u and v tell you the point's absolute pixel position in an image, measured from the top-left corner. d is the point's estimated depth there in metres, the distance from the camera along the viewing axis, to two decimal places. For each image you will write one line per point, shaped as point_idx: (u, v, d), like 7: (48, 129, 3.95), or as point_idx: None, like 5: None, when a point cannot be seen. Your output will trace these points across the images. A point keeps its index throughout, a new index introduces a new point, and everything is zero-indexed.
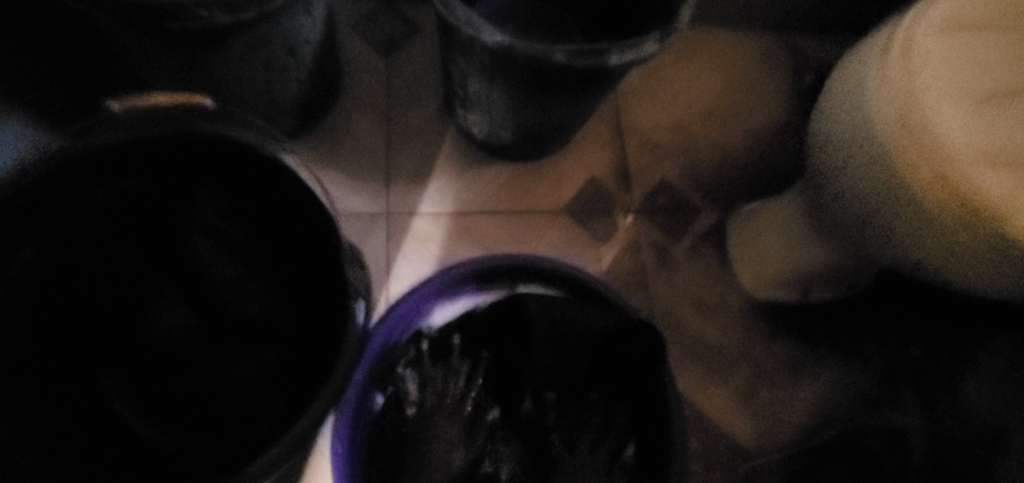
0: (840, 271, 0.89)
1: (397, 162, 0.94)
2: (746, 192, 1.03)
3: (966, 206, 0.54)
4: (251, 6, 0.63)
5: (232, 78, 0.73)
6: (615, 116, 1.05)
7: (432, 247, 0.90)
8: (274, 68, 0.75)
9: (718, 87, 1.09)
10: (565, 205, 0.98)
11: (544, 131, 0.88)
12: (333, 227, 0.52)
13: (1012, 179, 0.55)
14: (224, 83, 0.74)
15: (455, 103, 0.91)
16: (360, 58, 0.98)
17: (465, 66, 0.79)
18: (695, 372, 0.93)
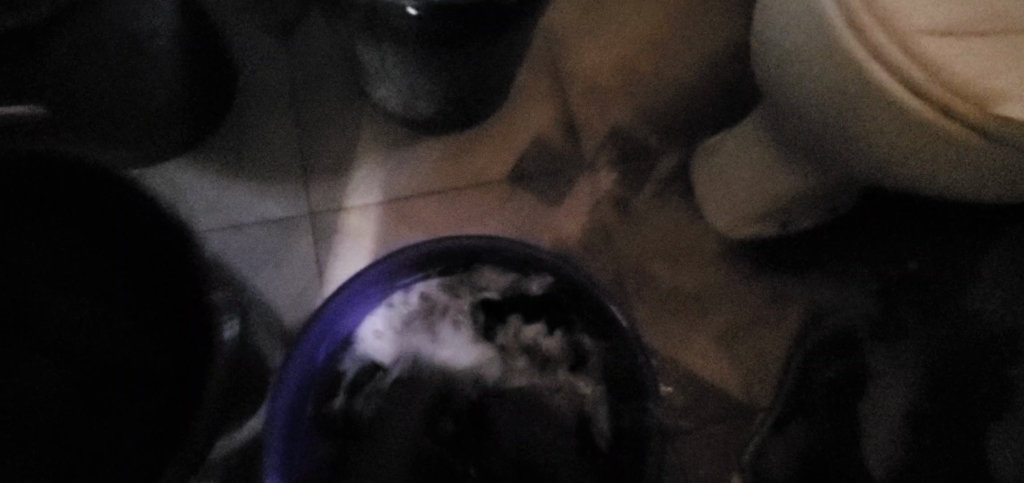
0: (819, 194, 0.80)
1: (313, 154, 0.84)
2: (708, 124, 0.93)
3: (942, 93, 0.45)
4: None
5: (79, 88, 0.63)
6: (551, 64, 0.94)
7: (366, 242, 0.81)
8: (124, 71, 0.64)
9: (663, 13, 0.98)
10: (508, 171, 0.88)
11: (466, 92, 0.77)
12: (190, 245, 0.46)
13: (986, 54, 0.47)
14: (73, 97, 0.63)
15: (363, 79, 0.80)
16: (254, 45, 0.86)
17: (352, 32, 0.68)
18: (675, 328, 0.85)
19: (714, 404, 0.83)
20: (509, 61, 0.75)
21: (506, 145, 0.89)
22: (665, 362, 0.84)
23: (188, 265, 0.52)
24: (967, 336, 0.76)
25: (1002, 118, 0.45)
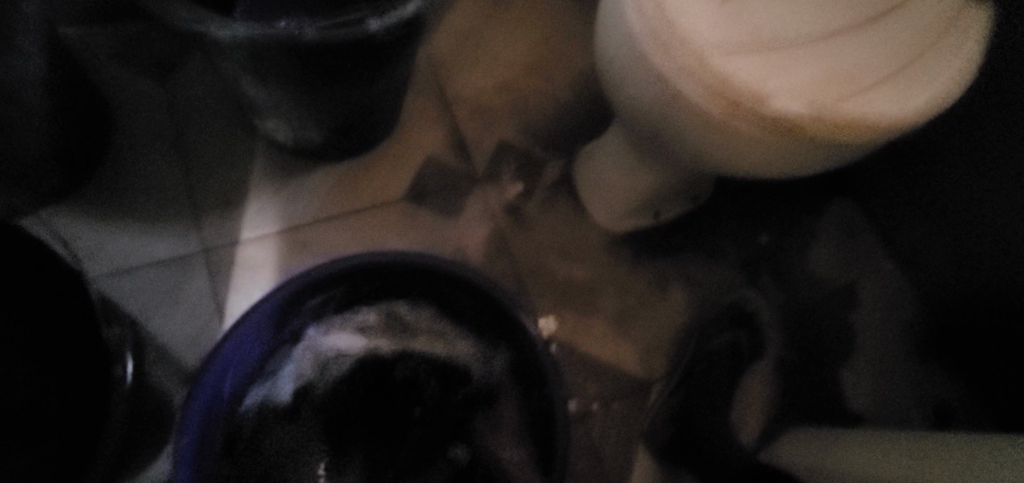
0: (677, 187, 0.93)
1: (204, 192, 0.83)
2: (584, 133, 1.03)
3: (723, 97, 0.57)
4: None
5: None
6: (436, 90, 1.01)
7: (266, 272, 0.82)
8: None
9: (535, 37, 1.08)
10: (407, 191, 0.93)
11: (354, 119, 0.81)
12: None
13: (758, 63, 0.57)
14: None
15: (249, 114, 0.82)
16: (130, 89, 0.86)
17: (231, 71, 0.71)
18: (575, 319, 0.93)
19: (618, 383, 0.92)
20: (392, 88, 0.81)
21: (402, 166, 0.94)
22: (568, 351, 0.92)
23: None
24: (812, 290, 1.03)
25: (781, 114, 0.56)
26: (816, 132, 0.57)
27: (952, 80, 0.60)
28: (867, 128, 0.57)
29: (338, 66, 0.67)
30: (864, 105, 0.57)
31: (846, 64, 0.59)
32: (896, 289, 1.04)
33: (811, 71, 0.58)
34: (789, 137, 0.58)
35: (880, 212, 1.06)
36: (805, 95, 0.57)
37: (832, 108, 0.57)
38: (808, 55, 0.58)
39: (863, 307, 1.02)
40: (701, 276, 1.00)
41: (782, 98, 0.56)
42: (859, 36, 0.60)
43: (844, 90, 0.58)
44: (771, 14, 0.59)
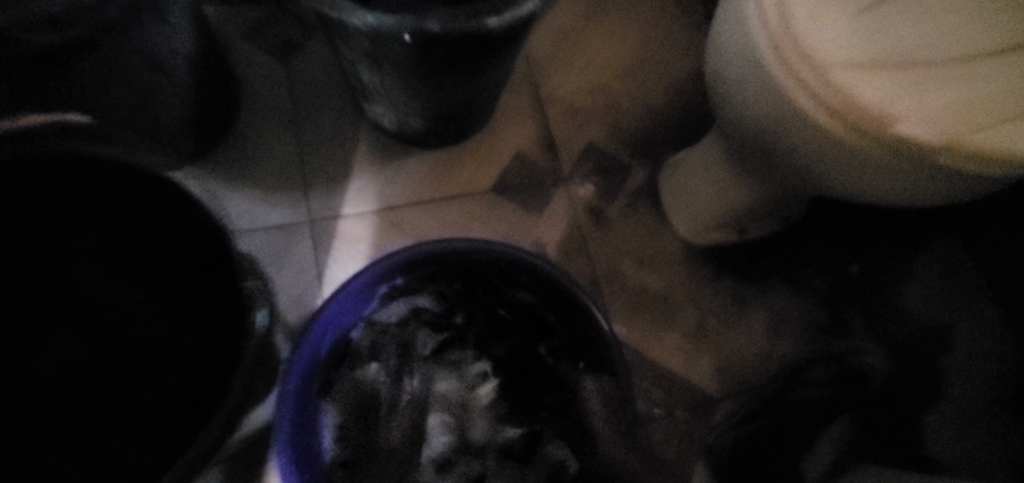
0: (769, 206, 0.90)
1: (315, 168, 0.90)
2: (672, 142, 1.02)
3: (844, 116, 0.53)
4: (77, 22, 0.55)
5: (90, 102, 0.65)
6: (530, 87, 1.03)
7: (363, 247, 0.88)
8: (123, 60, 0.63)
9: (630, 43, 1.08)
10: (493, 183, 0.96)
11: (454, 110, 0.84)
12: (228, 244, 0.51)
13: (886, 85, 0.54)
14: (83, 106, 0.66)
15: (359, 98, 0.87)
16: (256, 66, 0.93)
17: (352, 56, 0.75)
18: (647, 325, 0.93)
19: (687, 395, 0.91)
20: (494, 83, 0.83)
21: (494, 160, 0.97)
22: (635, 358, 0.91)
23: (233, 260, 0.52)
24: (908, 329, 0.97)
25: (915, 139, 0.52)
26: (950, 162, 0.53)
27: None
28: (1009, 162, 0.53)
29: (453, 57, 0.70)
30: (1009, 136, 0.53)
31: (988, 91, 0.55)
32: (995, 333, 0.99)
33: (947, 98, 0.54)
34: (919, 165, 0.54)
35: (987, 254, 1.01)
36: (939, 122, 0.52)
37: (971, 136, 0.52)
38: (944, 80, 0.55)
39: (959, 352, 0.97)
40: (779, 304, 0.97)
41: (915, 122, 0.52)
42: (1001, 63, 0.56)
43: (986, 118, 0.53)
44: (902, 36, 0.56)
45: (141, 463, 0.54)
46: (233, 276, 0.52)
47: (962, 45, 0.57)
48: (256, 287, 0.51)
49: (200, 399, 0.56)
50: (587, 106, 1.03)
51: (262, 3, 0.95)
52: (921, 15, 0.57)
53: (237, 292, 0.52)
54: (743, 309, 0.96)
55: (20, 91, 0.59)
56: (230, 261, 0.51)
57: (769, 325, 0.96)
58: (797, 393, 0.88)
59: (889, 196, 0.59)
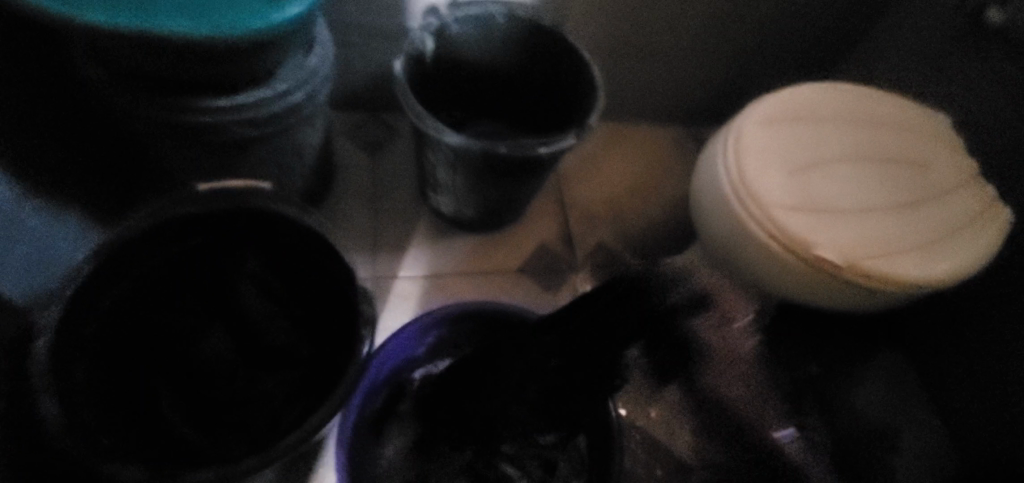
0: None
1: (382, 238, 1.14)
2: (667, 250, 1.27)
3: (779, 239, 0.77)
4: (270, 123, 0.82)
5: (247, 173, 0.89)
6: (557, 194, 1.29)
7: (412, 304, 1.08)
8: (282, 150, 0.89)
9: (639, 170, 1.36)
10: (519, 266, 1.18)
11: (500, 206, 1.10)
12: (350, 279, 0.71)
13: (811, 222, 0.78)
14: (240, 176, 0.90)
15: (427, 189, 1.13)
16: (348, 155, 1.20)
17: (435, 160, 1.01)
18: (637, 397, 1.11)
19: None
20: (533, 189, 1.08)
21: (522, 247, 1.21)
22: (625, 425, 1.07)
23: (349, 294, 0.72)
24: (856, 427, 1.15)
25: (828, 260, 0.75)
26: (855, 279, 0.75)
27: (972, 257, 0.79)
28: (894, 284, 0.76)
29: (511, 168, 0.96)
30: (894, 265, 0.76)
31: (880, 234, 0.79)
32: (934, 440, 1.15)
33: (851, 236, 0.78)
34: (834, 279, 0.76)
35: (927, 371, 1.20)
36: (845, 251, 0.76)
37: (867, 262, 0.75)
38: (851, 223, 0.79)
39: (901, 452, 1.13)
40: None
41: (823, 248, 0.76)
42: (889, 217, 0.81)
43: (878, 252, 0.77)
44: (823, 191, 0.81)
45: (244, 437, 0.69)
46: (349, 303, 0.71)
47: (865, 202, 0.82)
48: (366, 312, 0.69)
49: (292, 398, 0.72)
50: (601, 215, 1.29)
51: (361, 110, 1.25)
52: (837, 179, 0.83)
53: (348, 315, 0.71)
54: None
55: (209, 158, 0.84)
56: (348, 291, 0.71)
57: None
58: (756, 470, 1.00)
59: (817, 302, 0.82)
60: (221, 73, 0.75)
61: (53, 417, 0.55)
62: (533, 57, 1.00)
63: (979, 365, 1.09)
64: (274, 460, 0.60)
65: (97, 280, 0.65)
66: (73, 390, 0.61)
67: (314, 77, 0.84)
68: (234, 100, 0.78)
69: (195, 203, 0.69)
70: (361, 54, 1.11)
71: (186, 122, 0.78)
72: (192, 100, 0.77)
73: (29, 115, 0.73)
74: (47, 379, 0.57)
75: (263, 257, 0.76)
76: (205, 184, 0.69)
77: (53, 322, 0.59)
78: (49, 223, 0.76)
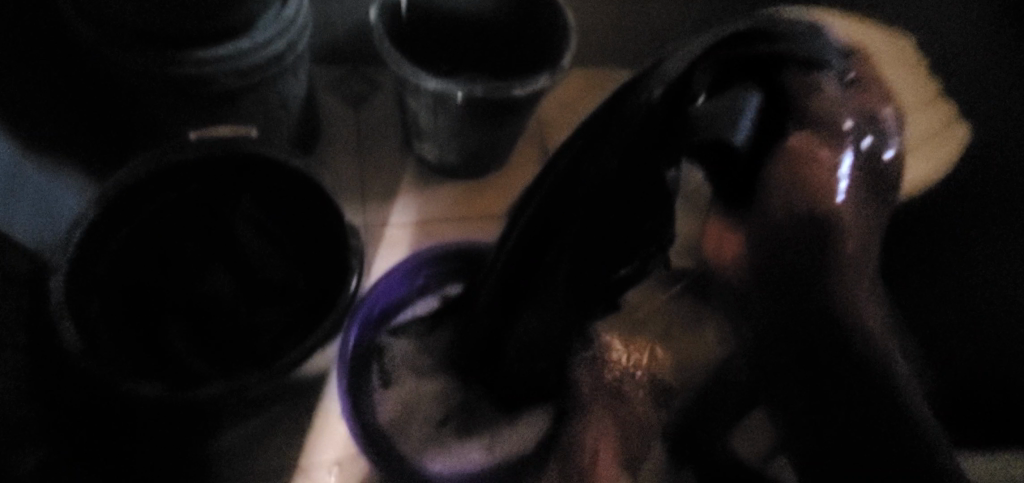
0: None
1: (370, 187, 1.18)
2: None
3: None
4: (256, 74, 0.85)
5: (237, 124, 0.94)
6: (540, 139, 1.32)
7: (404, 249, 1.14)
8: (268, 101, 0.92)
9: None
10: (504, 210, 1.22)
11: (481, 151, 1.14)
12: (337, 215, 0.76)
13: None
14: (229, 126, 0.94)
15: (412, 137, 1.16)
16: (334, 110, 1.23)
17: (416, 106, 1.04)
18: (622, 330, 1.15)
19: None
20: (513, 132, 1.12)
21: (508, 191, 1.25)
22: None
23: (337, 229, 0.77)
24: None
25: None
26: None
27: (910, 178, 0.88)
28: None
29: (491, 112, 0.99)
30: None
31: None
32: None
33: None
34: None
35: None
36: None
37: None
38: None
39: None
40: None
41: None
42: None
43: None
44: None
45: (250, 363, 0.76)
46: (339, 237, 0.77)
47: None
48: (355, 244, 0.75)
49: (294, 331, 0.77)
50: None
51: (344, 65, 1.27)
52: None
53: (339, 249, 0.77)
54: (701, 321, 1.19)
55: (199, 110, 0.88)
56: (337, 227, 0.76)
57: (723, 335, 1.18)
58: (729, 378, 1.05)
59: None
60: (202, 22, 0.78)
61: (75, 341, 0.61)
62: (507, 1, 1.01)
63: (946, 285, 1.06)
64: (279, 375, 0.67)
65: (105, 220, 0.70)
66: (90, 322, 0.67)
67: (293, 26, 0.87)
68: (219, 51, 0.81)
69: (190, 151, 0.73)
70: (339, 6, 1.13)
71: (176, 75, 0.81)
72: (177, 52, 0.80)
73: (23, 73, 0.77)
74: (66, 309, 0.63)
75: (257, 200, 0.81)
76: (196, 133, 0.73)
77: (65, 263, 0.65)
78: (51, 180, 0.80)
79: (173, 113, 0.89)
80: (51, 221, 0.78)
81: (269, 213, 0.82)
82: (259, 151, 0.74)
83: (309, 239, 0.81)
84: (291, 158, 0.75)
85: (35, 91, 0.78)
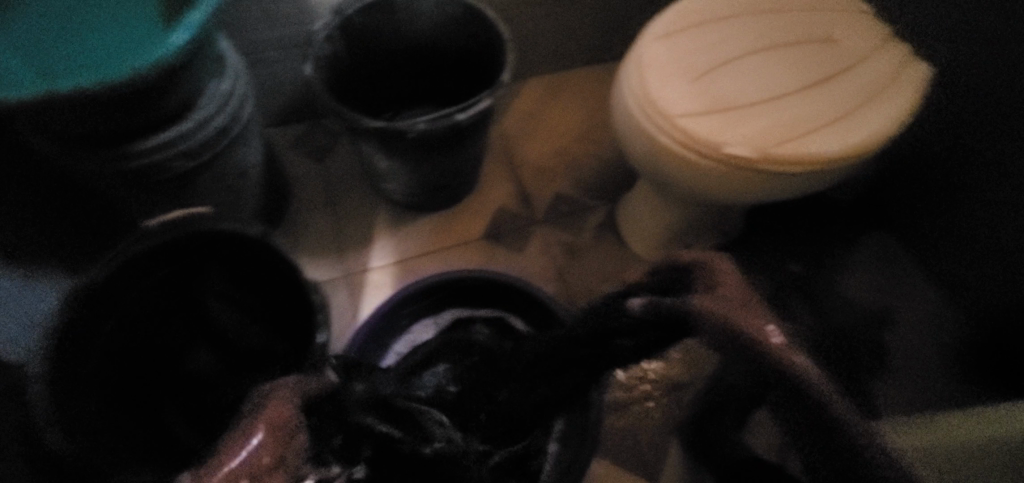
0: (701, 223, 1.13)
1: (346, 235, 1.19)
2: (623, 185, 1.29)
3: (693, 147, 0.80)
4: (204, 151, 0.89)
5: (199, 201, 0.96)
6: (506, 155, 1.32)
7: (388, 290, 1.14)
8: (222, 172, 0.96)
9: (581, 113, 1.39)
10: (484, 232, 1.22)
11: (447, 181, 1.14)
12: (299, 274, 0.76)
13: (716, 121, 0.80)
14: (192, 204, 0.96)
15: (377, 180, 1.17)
16: (299, 166, 1.25)
17: (371, 150, 1.05)
18: None
19: (662, 384, 1.07)
20: (474, 155, 1.12)
21: (483, 213, 1.25)
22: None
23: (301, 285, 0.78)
24: (849, 315, 1.20)
25: (738, 155, 0.78)
26: (765, 167, 0.79)
27: (883, 121, 0.83)
28: (810, 161, 0.79)
29: (445, 140, 0.99)
30: (802, 146, 0.79)
31: (792, 116, 0.82)
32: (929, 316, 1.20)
33: (762, 125, 0.81)
34: (747, 171, 0.80)
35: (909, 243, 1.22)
36: (753, 142, 0.79)
37: (777, 149, 0.78)
38: (760, 114, 0.82)
39: (896, 327, 1.19)
40: None
41: (736, 143, 0.79)
42: (796, 99, 0.84)
43: (787, 135, 0.80)
44: (728, 89, 0.84)
45: None
46: (305, 294, 0.77)
47: (772, 92, 0.85)
48: (319, 300, 0.75)
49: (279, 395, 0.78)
50: (553, 165, 1.32)
51: (302, 122, 1.30)
52: (740, 75, 0.86)
53: (307, 306, 0.77)
54: None
55: (158, 194, 0.91)
56: (301, 285, 0.77)
57: None
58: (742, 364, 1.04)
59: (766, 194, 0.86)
60: (144, 114, 0.81)
61: (61, 446, 0.62)
62: (442, 28, 1.01)
63: (947, 212, 1.15)
64: None
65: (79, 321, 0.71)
66: (78, 424, 0.68)
67: (231, 98, 0.90)
68: (164, 137, 0.84)
69: (148, 239, 0.74)
70: (285, 67, 1.15)
71: (128, 169, 0.84)
72: (125, 147, 0.82)
73: None
74: (50, 418, 0.63)
75: (222, 273, 0.83)
76: (153, 220, 0.74)
77: (46, 373, 0.65)
78: (27, 288, 0.84)
79: (136, 201, 0.91)
80: (30, 329, 0.81)
81: (236, 283, 0.84)
82: (214, 225, 0.75)
83: (279, 299, 0.83)
84: (245, 227, 0.76)
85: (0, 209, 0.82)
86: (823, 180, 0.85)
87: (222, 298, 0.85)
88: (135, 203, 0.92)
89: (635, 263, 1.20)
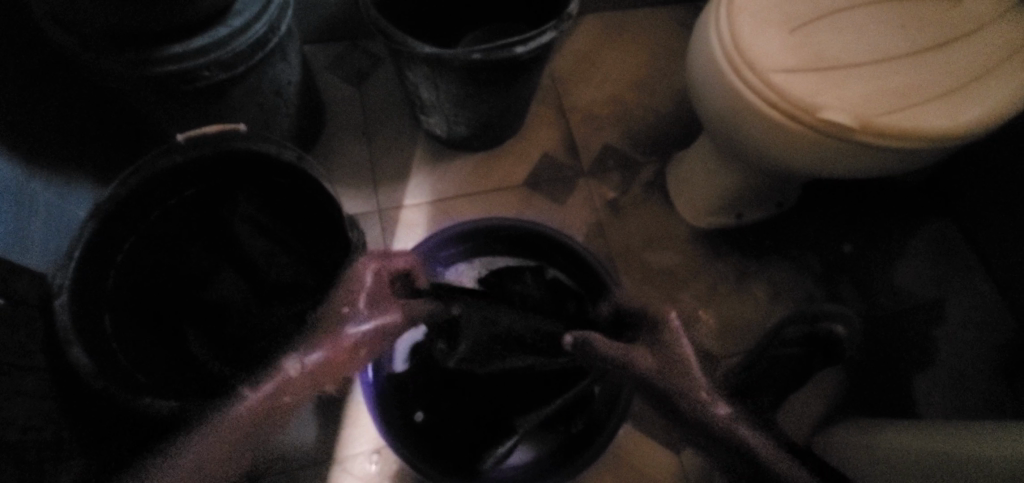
0: (761, 193, 1.05)
1: (381, 169, 1.13)
2: (677, 143, 1.21)
3: (781, 108, 0.71)
4: (239, 63, 0.82)
5: (231, 118, 0.91)
6: (556, 98, 1.23)
7: (419, 230, 1.09)
8: (257, 89, 0.89)
9: (640, 59, 1.28)
10: (525, 179, 1.15)
11: (492, 119, 1.06)
12: (336, 209, 0.72)
13: (813, 82, 0.71)
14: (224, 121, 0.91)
15: (418, 112, 1.09)
16: (336, 90, 1.18)
17: (416, 80, 0.97)
18: (655, 296, 1.07)
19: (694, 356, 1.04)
20: (523, 94, 1.03)
21: (525, 157, 1.17)
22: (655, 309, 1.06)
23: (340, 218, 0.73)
24: (900, 302, 1.09)
25: (835, 123, 0.69)
26: (864, 139, 0.70)
27: (1008, 96, 0.71)
28: (917, 136, 0.69)
29: (497, 75, 0.91)
30: (911, 118, 0.69)
31: (901, 82, 0.72)
32: (992, 312, 1.08)
33: (867, 91, 0.71)
34: (841, 141, 0.71)
35: (981, 236, 1.12)
36: (853, 109, 0.69)
37: (881, 119, 0.69)
38: (863, 78, 0.72)
39: (950, 320, 1.07)
40: (774, 280, 1.10)
41: (834, 109, 0.69)
42: (908, 64, 0.73)
43: (894, 104, 0.70)
44: (830, 45, 0.74)
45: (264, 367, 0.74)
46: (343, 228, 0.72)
47: (880, 53, 0.74)
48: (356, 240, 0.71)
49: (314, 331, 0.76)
50: (604, 114, 1.22)
51: (342, 41, 1.21)
52: (845, 30, 0.75)
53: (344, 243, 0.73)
54: (742, 279, 1.10)
55: (189, 106, 0.86)
56: (339, 219, 0.72)
57: (770, 294, 1.09)
58: (778, 350, 0.98)
59: (850, 170, 0.77)
60: (176, 14, 0.74)
61: (84, 362, 0.61)
62: None
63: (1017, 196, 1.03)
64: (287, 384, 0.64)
65: (105, 235, 0.68)
66: (103, 339, 0.67)
67: (270, 7, 0.82)
68: (196, 44, 0.77)
69: (178, 153, 0.69)
70: None
71: (153, 74, 0.77)
72: (154, 50, 0.76)
73: (13, 91, 0.75)
74: (75, 331, 0.61)
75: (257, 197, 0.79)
76: (183, 133, 0.68)
77: (68, 285, 0.62)
78: (56, 194, 0.81)
79: (166, 111, 0.87)
80: (59, 236, 0.79)
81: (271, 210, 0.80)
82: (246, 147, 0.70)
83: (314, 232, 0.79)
84: (285, 151, 0.70)
85: (28, 107, 0.78)
86: (922, 159, 0.75)
87: (253, 223, 0.81)
88: (164, 114, 0.87)
89: (681, 226, 1.14)
